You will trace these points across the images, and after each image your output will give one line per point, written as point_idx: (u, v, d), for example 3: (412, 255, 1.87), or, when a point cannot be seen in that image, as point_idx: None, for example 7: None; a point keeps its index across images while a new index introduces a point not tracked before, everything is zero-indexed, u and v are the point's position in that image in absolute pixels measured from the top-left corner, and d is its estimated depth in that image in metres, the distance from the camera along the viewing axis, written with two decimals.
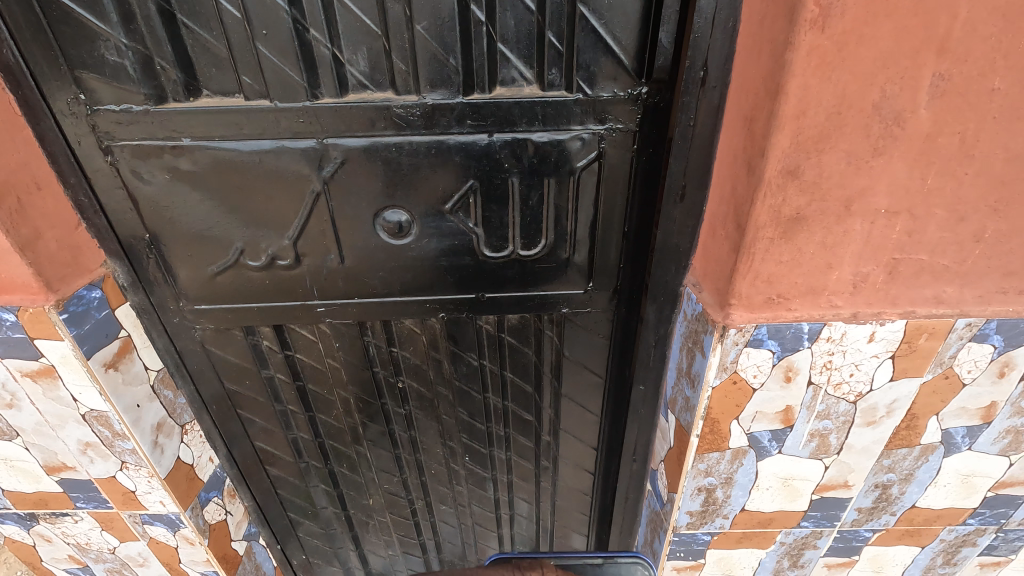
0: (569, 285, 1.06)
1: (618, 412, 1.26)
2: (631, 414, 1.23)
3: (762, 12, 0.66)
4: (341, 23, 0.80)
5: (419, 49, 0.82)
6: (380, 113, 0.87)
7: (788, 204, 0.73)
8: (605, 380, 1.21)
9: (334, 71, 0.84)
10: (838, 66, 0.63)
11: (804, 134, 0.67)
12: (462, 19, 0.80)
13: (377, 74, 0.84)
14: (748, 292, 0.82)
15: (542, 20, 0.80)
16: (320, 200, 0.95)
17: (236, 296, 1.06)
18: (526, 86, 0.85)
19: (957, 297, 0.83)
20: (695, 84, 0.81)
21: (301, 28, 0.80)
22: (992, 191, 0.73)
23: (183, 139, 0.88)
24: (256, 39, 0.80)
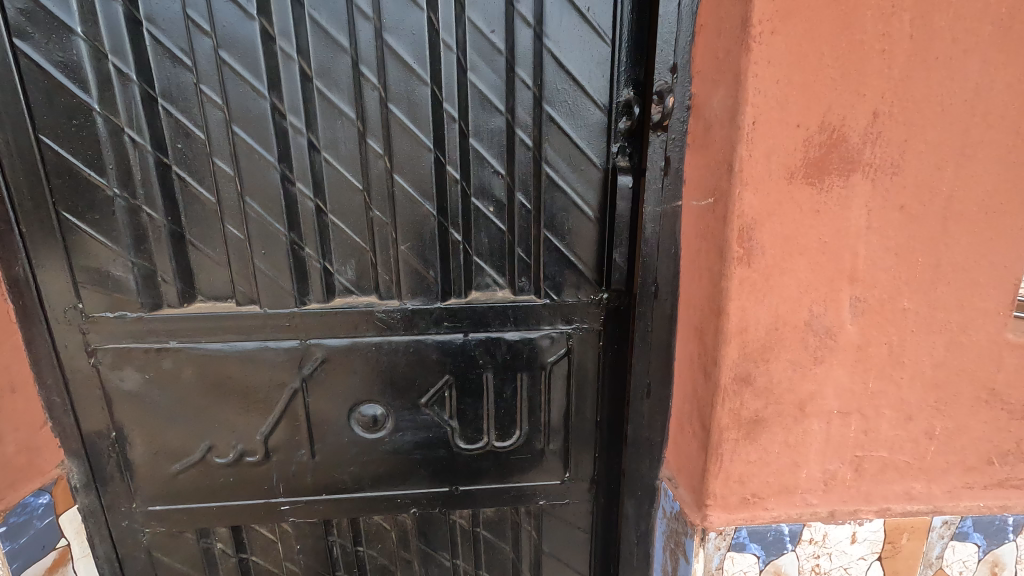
0: (545, 475, 1.04)
1: None
2: None
3: (697, 245, 0.78)
4: (334, 242, 0.91)
5: (403, 262, 0.92)
6: (363, 316, 0.94)
7: (746, 407, 0.77)
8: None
9: (323, 281, 0.92)
10: (768, 292, 0.72)
11: (749, 346, 0.74)
12: (441, 239, 0.91)
13: (363, 282, 0.93)
14: (723, 492, 0.81)
15: (512, 239, 0.91)
16: (297, 396, 0.96)
17: (196, 496, 1.00)
18: (498, 291, 0.94)
19: (927, 492, 0.84)
20: (649, 297, 0.88)
21: (297, 246, 0.90)
22: (930, 392, 0.79)
23: (169, 341, 0.91)
24: (254, 255, 0.89)
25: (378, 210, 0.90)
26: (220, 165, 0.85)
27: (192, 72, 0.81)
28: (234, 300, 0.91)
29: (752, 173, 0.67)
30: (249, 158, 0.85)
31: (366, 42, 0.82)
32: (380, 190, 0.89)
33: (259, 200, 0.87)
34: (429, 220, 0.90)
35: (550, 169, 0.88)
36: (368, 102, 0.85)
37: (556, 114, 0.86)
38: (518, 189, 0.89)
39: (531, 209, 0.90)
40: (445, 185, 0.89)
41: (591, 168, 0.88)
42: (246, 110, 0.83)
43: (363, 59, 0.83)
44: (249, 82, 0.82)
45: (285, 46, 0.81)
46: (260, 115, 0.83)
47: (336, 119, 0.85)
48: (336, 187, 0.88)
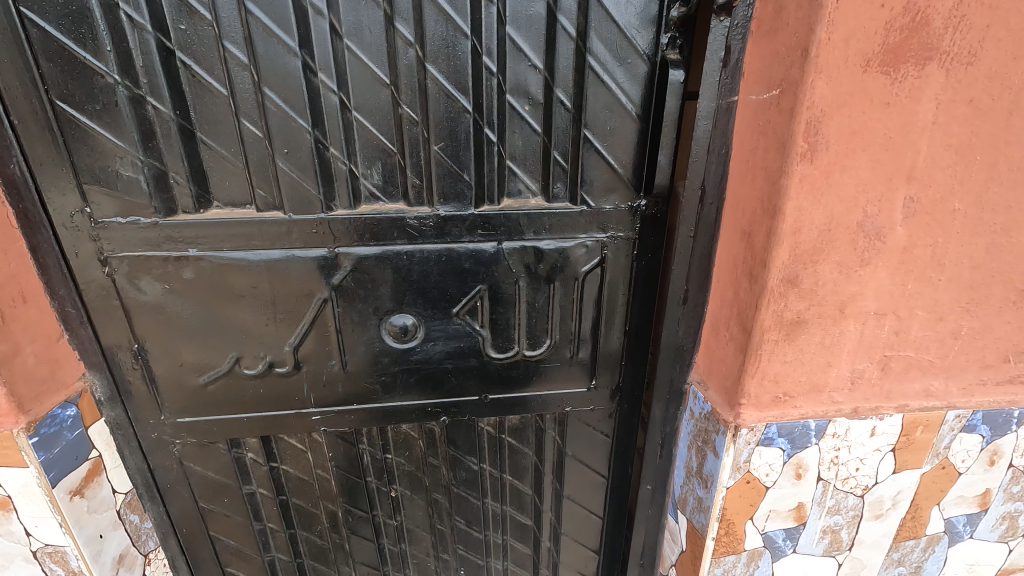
0: (573, 383, 1.06)
1: (622, 511, 1.22)
2: (638, 516, 1.18)
3: (753, 142, 0.74)
4: (359, 141, 0.84)
5: (434, 166, 0.87)
6: (393, 225, 0.90)
7: (790, 308, 0.78)
8: (606, 479, 1.18)
9: (348, 186, 0.86)
10: (826, 190, 0.70)
11: (801, 247, 0.73)
12: (475, 140, 0.86)
13: (391, 188, 0.88)
14: (757, 392, 0.84)
15: (548, 140, 0.86)
16: (326, 307, 0.94)
17: (225, 408, 0.99)
18: (532, 198, 0.90)
19: (944, 389, 0.89)
20: (694, 201, 0.87)
21: (319, 146, 0.83)
22: (964, 293, 0.81)
23: (189, 250, 0.86)
24: (275, 156, 0.83)
25: (407, 106, 0.83)
26: (232, 51, 0.77)
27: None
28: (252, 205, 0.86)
29: (827, 59, 0.63)
30: (266, 44, 0.77)
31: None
32: (410, 84, 0.82)
33: (278, 91, 0.80)
34: (463, 118, 0.84)
35: (593, 61, 0.82)
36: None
37: None
38: (558, 86, 0.84)
39: (571, 107, 0.85)
40: (480, 81, 0.82)
41: (638, 62, 0.82)
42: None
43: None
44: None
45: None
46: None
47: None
48: (361, 82, 0.81)
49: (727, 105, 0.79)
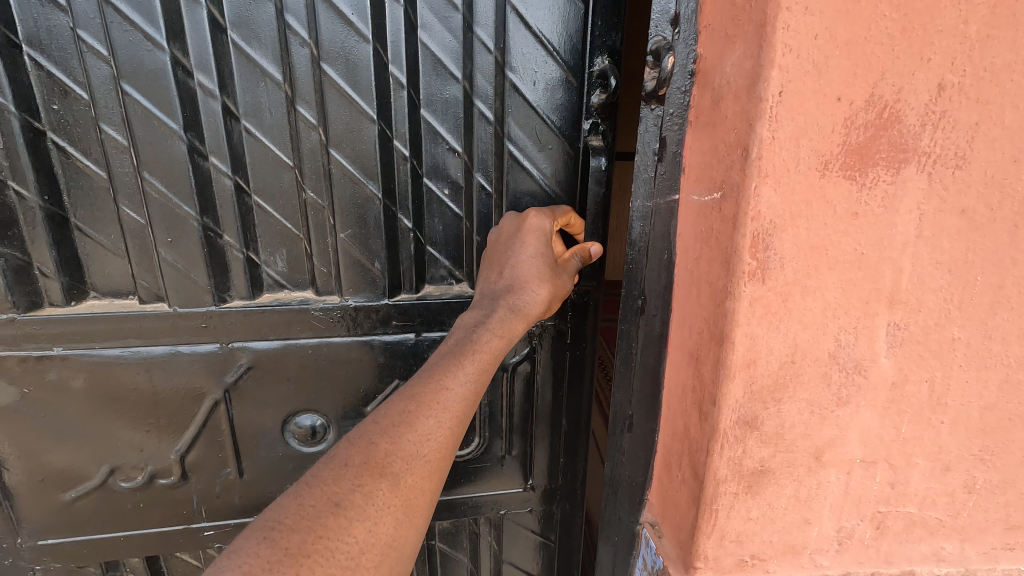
0: (505, 482, 1.11)
1: None
2: None
3: (697, 251, 0.60)
4: (259, 226, 0.88)
5: (341, 248, 0.91)
6: (290, 314, 0.92)
7: (750, 455, 0.61)
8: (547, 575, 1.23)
9: (241, 270, 0.89)
10: (787, 317, 0.55)
11: (757, 384, 0.58)
12: (389, 225, 0.91)
13: (306, 266, 0.92)
14: (716, 554, 0.66)
15: (470, 225, 0.95)
16: (220, 407, 0.95)
17: (89, 521, 0.96)
18: (455, 284, 0.98)
19: (959, 553, 0.70)
20: (634, 311, 0.72)
21: (211, 237, 0.86)
22: (975, 439, 0.64)
23: (54, 347, 0.87)
24: (156, 241, 0.85)
25: (312, 192, 0.87)
26: (109, 132, 0.79)
27: (67, 14, 0.74)
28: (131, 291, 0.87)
29: (773, 161, 0.50)
30: (148, 129, 0.79)
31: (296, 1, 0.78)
32: (316, 168, 0.86)
33: (160, 176, 0.82)
34: (374, 203, 0.90)
35: (513, 146, 0.92)
36: (297, 60, 0.80)
37: (521, 85, 0.88)
38: (477, 170, 0.92)
39: (492, 191, 0.94)
40: (394, 171, 0.89)
41: (555, 145, 0.93)
42: (140, 67, 0.77)
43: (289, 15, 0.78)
44: (142, 30, 0.75)
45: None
46: (159, 69, 0.77)
47: (259, 81, 0.81)
48: (260, 166, 0.85)
49: (666, 205, 0.65)
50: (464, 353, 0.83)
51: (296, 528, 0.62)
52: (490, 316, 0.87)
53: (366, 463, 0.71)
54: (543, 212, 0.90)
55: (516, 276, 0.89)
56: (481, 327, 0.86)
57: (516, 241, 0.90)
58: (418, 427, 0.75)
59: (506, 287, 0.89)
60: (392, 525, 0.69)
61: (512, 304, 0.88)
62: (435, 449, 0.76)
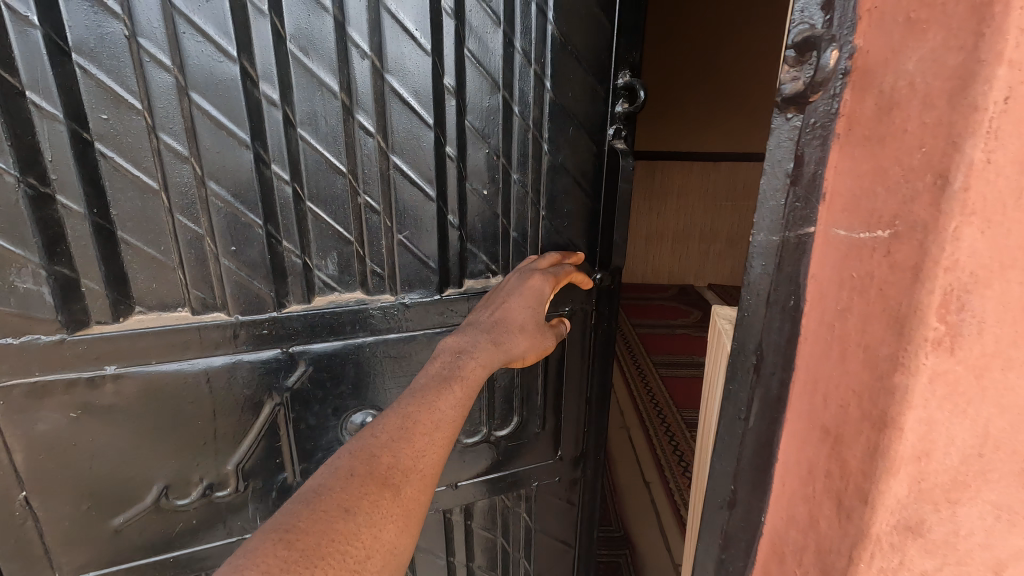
0: (537, 456, 1.28)
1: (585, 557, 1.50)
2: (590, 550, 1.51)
3: (841, 302, 0.47)
4: (312, 233, 0.91)
5: (421, 253, 0.99)
6: (353, 316, 0.97)
7: (909, 566, 0.47)
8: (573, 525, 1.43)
9: (302, 276, 0.92)
10: (973, 398, 0.42)
11: (928, 482, 0.44)
12: (440, 224, 0.98)
13: (365, 271, 0.96)
14: None
15: (506, 222, 1.04)
16: (279, 413, 0.98)
17: (156, 537, 0.98)
18: (493, 277, 1.07)
19: None
20: (745, 367, 0.59)
21: (277, 248, 0.89)
22: None
23: (108, 367, 0.86)
24: (219, 248, 0.86)
25: (367, 195, 0.92)
26: (169, 141, 0.79)
27: (122, 21, 0.73)
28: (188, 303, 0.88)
29: (982, 194, 0.36)
30: (217, 138, 0.81)
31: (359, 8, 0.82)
32: (376, 172, 0.91)
33: (224, 183, 0.83)
34: (429, 205, 0.96)
35: (546, 145, 1.02)
36: (357, 71, 0.85)
37: (554, 96, 0.99)
38: (514, 168, 1.02)
39: (529, 190, 1.04)
40: (440, 166, 0.95)
41: (585, 162, 1.07)
42: (210, 80, 0.78)
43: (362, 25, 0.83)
44: (214, 42, 0.77)
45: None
46: (227, 78, 0.79)
47: (316, 91, 0.84)
48: (315, 176, 0.88)
49: (796, 240, 0.52)
50: (450, 379, 0.85)
51: (309, 530, 0.59)
52: (472, 345, 0.91)
53: (370, 474, 0.67)
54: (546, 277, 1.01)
55: (501, 316, 0.97)
56: (463, 355, 0.89)
57: (517, 288, 1.00)
58: (414, 443, 0.73)
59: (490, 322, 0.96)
60: (395, 534, 0.65)
61: (494, 336, 0.94)
62: (432, 463, 0.74)
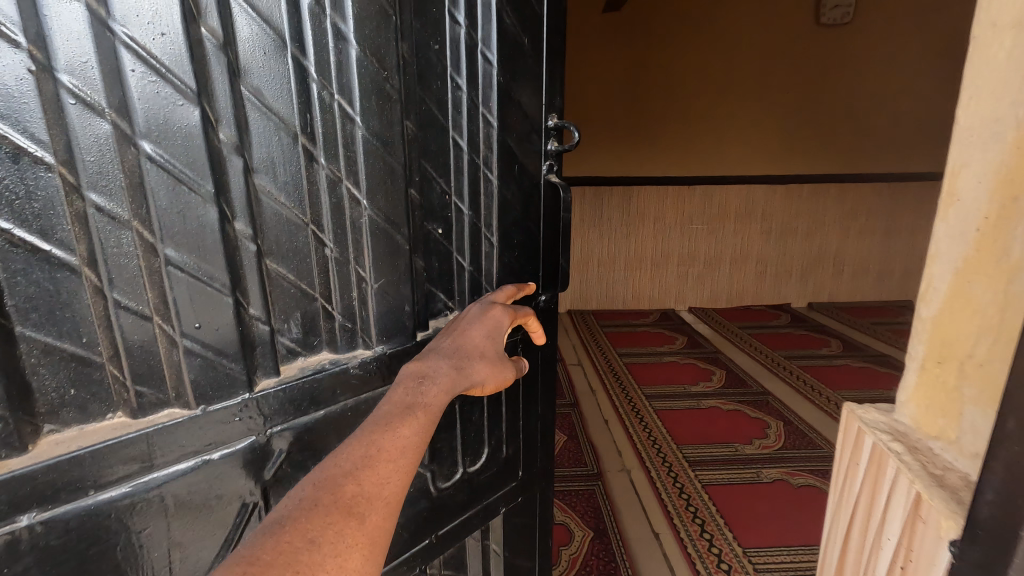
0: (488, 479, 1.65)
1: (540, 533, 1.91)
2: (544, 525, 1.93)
3: None
4: (275, 297, 1.06)
5: (356, 288, 1.16)
6: (334, 377, 1.13)
7: None
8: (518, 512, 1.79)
9: (268, 339, 1.04)
10: None
11: None
12: (410, 267, 1.22)
13: (322, 323, 1.14)
14: None
15: (468, 264, 1.40)
16: (257, 509, 1.07)
17: None
18: (448, 311, 1.40)
19: None
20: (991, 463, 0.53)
21: (252, 322, 1.01)
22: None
23: (24, 516, 0.81)
24: (182, 331, 0.93)
25: (330, 248, 1.11)
26: (112, 207, 0.84)
27: (25, 55, 0.73)
28: (151, 394, 0.93)
29: None
30: (185, 220, 0.89)
31: (297, 82, 1.00)
32: (326, 220, 1.09)
33: (184, 245, 0.90)
34: (402, 244, 1.19)
35: (493, 177, 1.39)
36: (317, 117, 1.04)
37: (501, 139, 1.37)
38: (464, 204, 1.36)
39: (477, 217, 1.39)
40: (393, 184, 1.14)
41: (510, 235, 1.46)
42: (166, 123, 0.85)
43: (308, 106, 1.02)
44: (170, 82, 0.83)
45: (265, 103, 0.97)
46: (184, 122, 0.86)
47: (274, 136, 0.99)
48: (270, 227, 1.02)
49: None
50: (414, 408, 1.02)
51: (273, 564, 0.68)
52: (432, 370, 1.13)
53: (335, 503, 0.79)
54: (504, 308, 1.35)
55: (461, 345, 1.22)
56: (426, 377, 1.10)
57: (476, 317, 1.30)
58: (375, 474, 0.86)
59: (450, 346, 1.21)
60: (361, 561, 0.75)
61: (455, 362, 1.17)
62: (393, 488, 0.86)
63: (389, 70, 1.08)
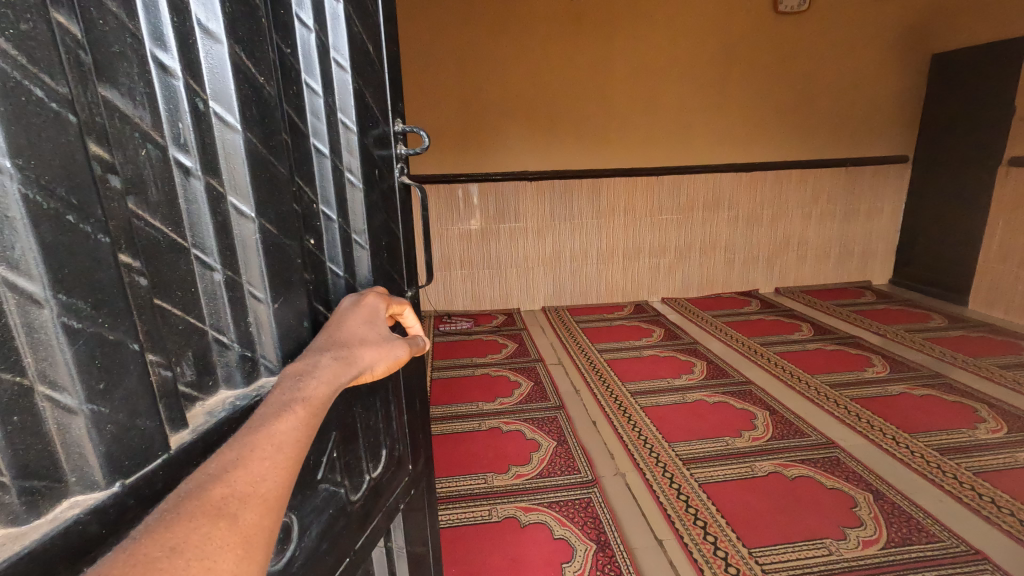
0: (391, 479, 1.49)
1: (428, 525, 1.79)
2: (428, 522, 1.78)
3: None
4: (168, 337, 0.85)
5: (250, 311, 1.00)
6: (249, 412, 0.96)
7: None
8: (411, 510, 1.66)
9: (173, 387, 0.84)
10: None
11: None
12: (292, 274, 1.06)
13: (216, 358, 0.95)
14: None
15: (347, 273, 1.27)
16: None
17: None
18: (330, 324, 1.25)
19: None
20: None
21: (157, 374, 0.81)
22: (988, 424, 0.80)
23: None
24: (80, 399, 0.70)
25: (215, 270, 0.93)
26: None
27: None
28: (46, 488, 0.68)
29: None
30: (75, 256, 0.67)
31: (157, 86, 0.81)
32: (211, 242, 0.92)
33: (83, 288, 0.68)
34: (291, 251, 1.05)
35: (354, 177, 1.28)
36: (182, 121, 0.85)
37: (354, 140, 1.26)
38: (330, 211, 1.20)
39: (341, 220, 1.24)
40: (279, 191, 1.01)
41: (376, 239, 1.39)
42: (39, 128, 0.63)
43: (177, 115, 0.84)
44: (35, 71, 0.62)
45: (123, 109, 0.76)
46: (60, 125, 0.65)
47: (139, 146, 0.79)
48: (156, 258, 0.82)
49: None
50: (291, 401, 0.88)
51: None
52: (312, 367, 0.96)
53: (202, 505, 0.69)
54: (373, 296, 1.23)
55: (337, 337, 1.06)
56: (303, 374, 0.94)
57: (349, 312, 1.16)
58: (250, 470, 0.76)
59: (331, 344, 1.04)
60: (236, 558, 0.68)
61: (337, 355, 1.01)
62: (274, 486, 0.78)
63: (265, 78, 0.96)
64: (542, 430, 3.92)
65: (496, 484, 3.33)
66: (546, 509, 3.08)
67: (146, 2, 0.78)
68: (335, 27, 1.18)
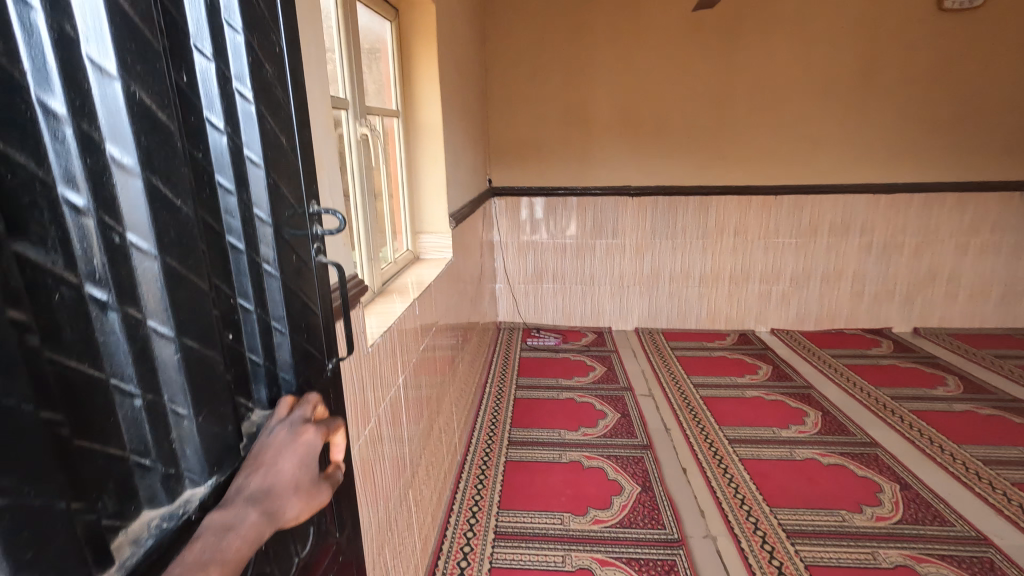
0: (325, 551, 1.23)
1: None
2: None
3: None
4: (93, 468, 0.60)
5: (171, 429, 0.70)
6: (181, 535, 0.67)
7: None
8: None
9: (101, 537, 0.59)
10: None
11: None
12: (220, 392, 0.76)
13: (136, 483, 0.67)
14: None
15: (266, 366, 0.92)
16: None
17: None
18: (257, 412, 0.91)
19: None
20: None
21: (80, 523, 0.57)
22: None
23: None
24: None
25: (131, 384, 0.64)
26: None
27: None
28: None
29: None
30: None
31: (68, 230, 0.56)
32: (134, 369, 0.64)
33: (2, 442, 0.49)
34: (210, 360, 0.74)
35: (269, 266, 0.91)
36: (80, 244, 0.57)
37: (265, 218, 0.89)
38: (244, 305, 0.87)
39: (256, 308, 0.89)
40: (203, 307, 0.72)
41: (298, 318, 0.99)
42: None
43: (89, 251, 0.58)
44: None
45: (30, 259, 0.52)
46: None
47: (42, 292, 0.54)
48: (80, 387, 0.58)
49: None
50: (209, 560, 0.65)
51: None
52: (240, 523, 0.71)
53: None
54: (316, 427, 0.88)
55: (278, 481, 0.79)
56: (217, 542, 0.67)
57: (288, 447, 0.82)
58: None
59: (260, 491, 0.77)
60: None
61: (266, 510, 0.74)
62: None
63: (182, 196, 0.68)
64: (626, 471, 3.69)
65: (573, 527, 3.16)
66: (622, 564, 2.87)
67: (56, 149, 0.54)
68: (249, 124, 0.84)
